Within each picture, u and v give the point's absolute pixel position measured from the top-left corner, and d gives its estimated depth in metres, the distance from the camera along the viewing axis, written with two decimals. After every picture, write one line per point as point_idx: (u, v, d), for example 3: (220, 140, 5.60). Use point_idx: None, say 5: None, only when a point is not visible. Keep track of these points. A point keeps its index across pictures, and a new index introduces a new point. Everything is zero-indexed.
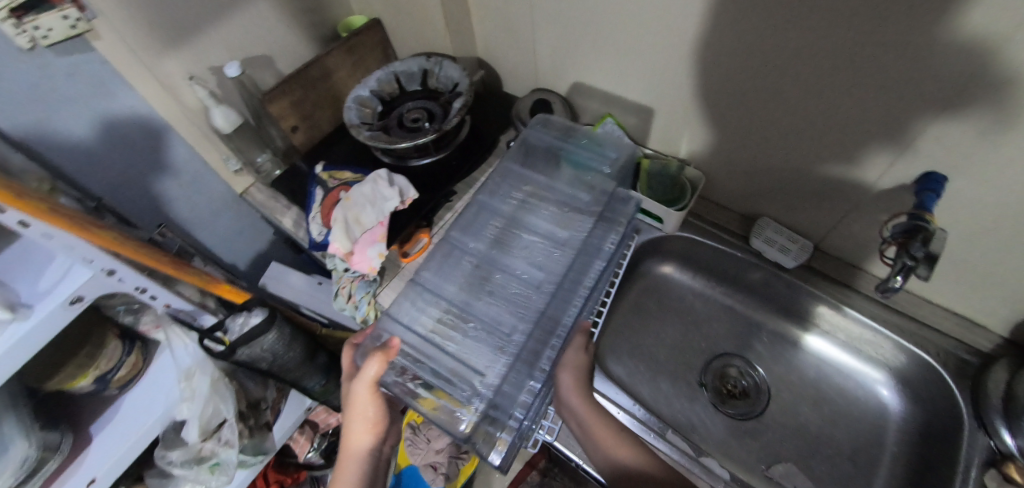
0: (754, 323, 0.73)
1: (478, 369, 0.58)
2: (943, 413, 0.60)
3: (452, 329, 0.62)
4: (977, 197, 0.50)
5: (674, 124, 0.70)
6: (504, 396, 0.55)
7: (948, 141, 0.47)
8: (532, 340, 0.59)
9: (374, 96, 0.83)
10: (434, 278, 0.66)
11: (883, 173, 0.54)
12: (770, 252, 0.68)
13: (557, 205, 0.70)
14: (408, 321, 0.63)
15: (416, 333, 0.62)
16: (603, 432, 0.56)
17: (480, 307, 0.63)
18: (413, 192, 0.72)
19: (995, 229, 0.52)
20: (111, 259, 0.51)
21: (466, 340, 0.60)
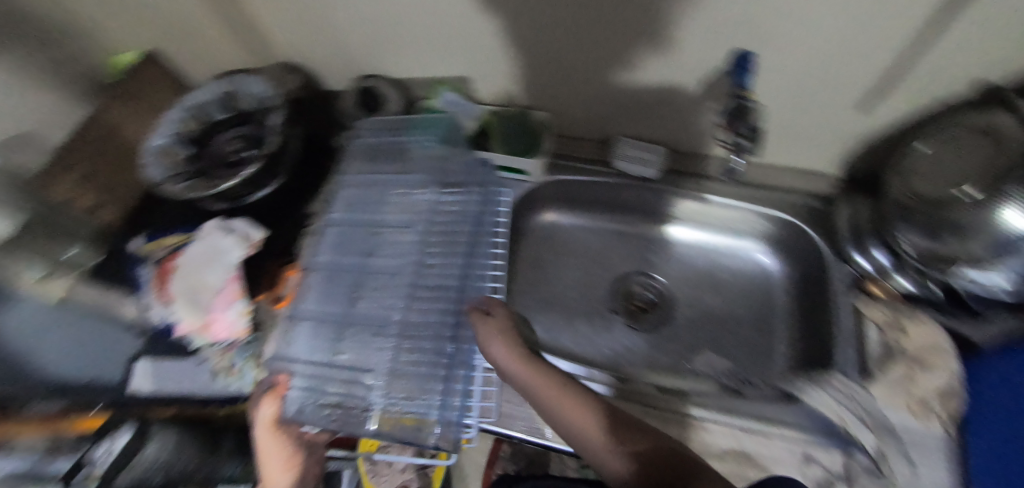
0: (641, 238, 0.75)
1: (376, 368, 0.55)
2: (810, 258, 0.66)
3: (339, 343, 0.57)
4: (778, 61, 0.54)
5: (508, 71, 0.67)
6: (413, 387, 0.53)
7: (737, 17, 0.49)
8: (418, 322, 0.57)
9: (177, 141, 0.70)
10: (308, 306, 0.60)
11: (698, 63, 0.56)
12: (634, 168, 0.69)
13: (410, 183, 0.66)
14: (294, 356, 0.56)
15: (307, 360, 0.56)
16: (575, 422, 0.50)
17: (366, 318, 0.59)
18: (257, 231, 0.64)
19: (800, 85, 0.56)
20: None
21: (360, 352, 0.56)
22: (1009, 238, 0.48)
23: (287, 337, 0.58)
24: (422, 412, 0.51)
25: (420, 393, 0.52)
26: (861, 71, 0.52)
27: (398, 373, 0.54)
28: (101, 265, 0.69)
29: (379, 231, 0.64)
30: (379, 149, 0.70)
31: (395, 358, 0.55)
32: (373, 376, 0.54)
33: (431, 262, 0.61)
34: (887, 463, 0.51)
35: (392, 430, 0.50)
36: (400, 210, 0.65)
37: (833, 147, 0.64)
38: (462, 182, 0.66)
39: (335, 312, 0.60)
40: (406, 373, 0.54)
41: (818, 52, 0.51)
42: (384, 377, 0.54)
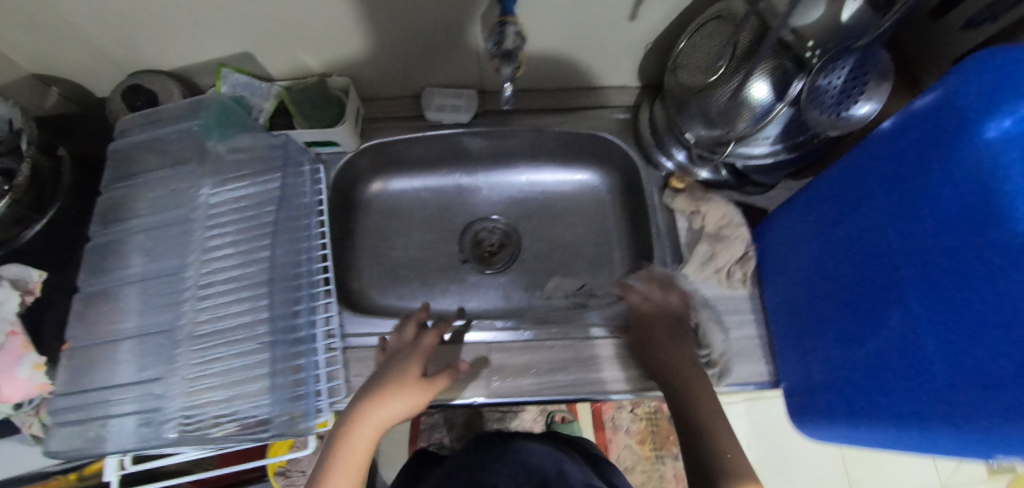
0: (475, 185, 0.75)
1: (192, 381, 0.50)
2: (626, 167, 0.70)
3: (141, 362, 0.51)
4: None
5: (286, 38, 0.62)
6: (240, 390, 0.51)
7: None
8: (233, 322, 0.53)
9: None
10: (113, 330, 0.53)
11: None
12: (446, 117, 0.68)
13: (194, 168, 0.58)
14: (117, 384, 0.50)
15: (107, 388, 0.50)
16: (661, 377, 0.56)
17: (170, 333, 0.51)
18: (35, 273, 0.57)
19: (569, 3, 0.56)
20: None
21: (167, 365, 0.50)
22: (756, 111, 0.51)
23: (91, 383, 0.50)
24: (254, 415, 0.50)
25: (249, 396, 0.51)
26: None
27: (221, 380, 0.51)
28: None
29: (171, 225, 0.56)
30: (155, 146, 0.61)
31: (212, 365, 0.51)
32: (186, 389, 0.50)
33: (241, 255, 0.56)
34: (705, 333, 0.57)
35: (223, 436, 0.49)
36: (186, 201, 0.57)
37: (623, 56, 0.66)
38: (261, 166, 0.61)
39: (140, 330, 0.52)
40: (228, 380, 0.51)
41: None
42: (206, 392, 0.50)
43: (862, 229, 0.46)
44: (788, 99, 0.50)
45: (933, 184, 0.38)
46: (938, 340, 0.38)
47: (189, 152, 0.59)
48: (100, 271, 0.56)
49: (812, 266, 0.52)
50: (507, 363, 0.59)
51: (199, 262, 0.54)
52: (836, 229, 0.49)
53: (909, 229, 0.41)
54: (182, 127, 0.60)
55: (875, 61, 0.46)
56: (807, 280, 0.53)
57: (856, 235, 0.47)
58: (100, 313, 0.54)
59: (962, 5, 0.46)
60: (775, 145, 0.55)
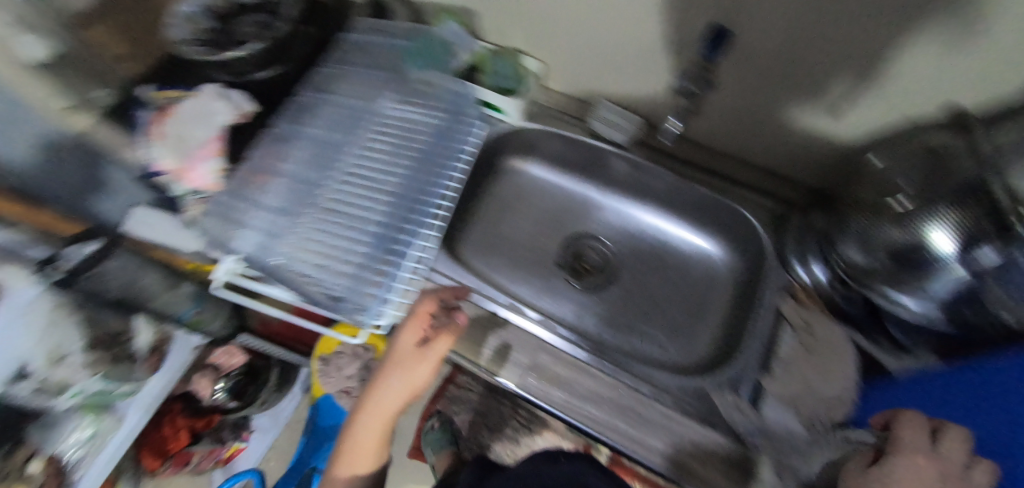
0: (600, 203, 0.76)
1: (313, 236, 0.60)
2: (754, 256, 0.67)
3: (291, 202, 0.63)
4: (759, 44, 0.54)
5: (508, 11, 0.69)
6: (337, 261, 0.59)
7: None
8: (363, 210, 0.62)
9: (203, 12, 0.74)
10: (277, 167, 0.64)
11: (682, 30, 0.56)
12: (604, 130, 0.71)
13: (398, 89, 0.70)
14: (265, 207, 0.62)
15: (256, 207, 0.62)
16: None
17: (319, 188, 0.64)
18: (249, 105, 0.68)
19: (779, 72, 0.55)
20: None
21: (307, 216, 0.62)
22: (928, 260, 0.47)
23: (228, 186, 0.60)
24: (333, 288, 0.57)
25: (337, 270, 0.59)
26: (841, 66, 0.52)
27: (329, 247, 0.60)
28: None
29: (359, 117, 0.69)
30: (378, 57, 0.73)
31: (331, 232, 0.61)
32: (306, 238, 0.60)
33: (393, 162, 0.65)
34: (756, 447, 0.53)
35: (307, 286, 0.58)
36: (379, 107, 0.69)
37: (809, 150, 0.63)
38: (440, 102, 0.70)
39: (299, 179, 0.64)
40: (335, 249, 0.60)
41: (788, 37, 0.51)
42: (313, 250, 0.59)
43: (1019, 433, 0.41)
44: (971, 258, 0.44)
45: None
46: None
47: (399, 77, 0.71)
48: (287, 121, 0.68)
49: None
50: (548, 368, 0.59)
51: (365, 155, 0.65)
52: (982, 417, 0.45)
53: None
54: (399, 55, 0.72)
55: None
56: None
57: None
58: (276, 151, 0.65)
59: None
60: (932, 304, 0.49)
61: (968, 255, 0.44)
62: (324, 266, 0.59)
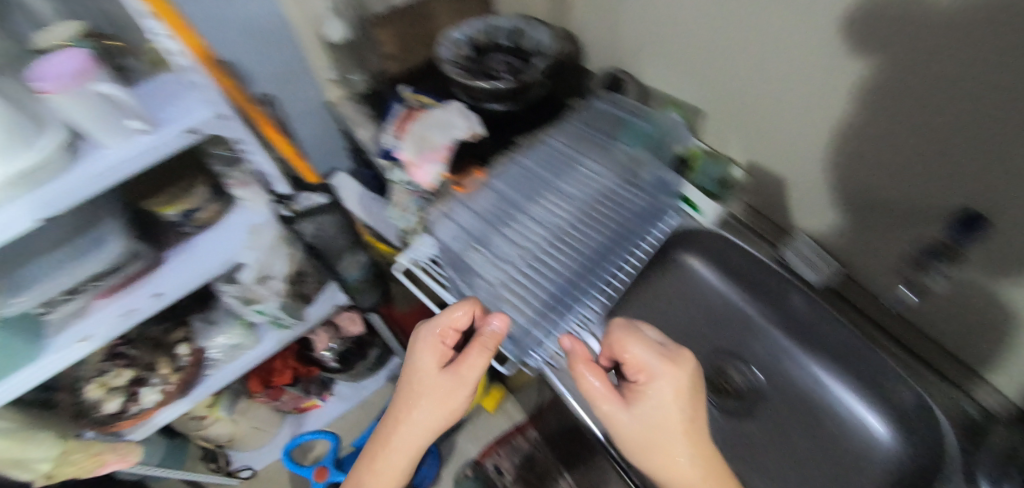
0: (761, 329, 0.73)
1: (507, 260, 0.67)
2: (929, 453, 0.61)
3: (498, 221, 0.70)
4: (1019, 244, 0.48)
5: (739, 122, 0.71)
6: (522, 293, 0.64)
7: (997, 182, 0.46)
8: (556, 255, 0.67)
9: (467, 40, 0.87)
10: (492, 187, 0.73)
11: (931, 203, 0.54)
12: (798, 264, 0.70)
13: (612, 156, 0.77)
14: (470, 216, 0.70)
15: (469, 214, 0.70)
16: (642, 414, 0.50)
17: (520, 217, 0.70)
18: (481, 129, 0.76)
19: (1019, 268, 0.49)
20: (215, 94, 0.62)
21: (509, 240, 0.68)
22: None
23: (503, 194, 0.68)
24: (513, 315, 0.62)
25: (520, 301, 0.64)
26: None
27: (519, 277, 0.65)
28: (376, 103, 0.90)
29: (573, 166, 0.77)
30: (603, 125, 0.80)
31: (524, 264, 0.67)
32: (502, 260, 0.66)
33: (592, 220, 0.71)
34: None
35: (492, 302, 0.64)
36: (592, 166, 0.76)
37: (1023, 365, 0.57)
38: (647, 183, 0.75)
39: (506, 203, 0.72)
40: (523, 280, 0.65)
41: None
42: (498, 271, 0.66)
43: None
44: None
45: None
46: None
47: (614, 152, 0.77)
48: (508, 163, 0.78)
49: None
50: None
51: (569, 203, 0.73)
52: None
53: None
54: (616, 131, 0.79)
55: None
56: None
57: None
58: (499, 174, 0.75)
59: None
60: None
61: None
62: (509, 292, 0.64)
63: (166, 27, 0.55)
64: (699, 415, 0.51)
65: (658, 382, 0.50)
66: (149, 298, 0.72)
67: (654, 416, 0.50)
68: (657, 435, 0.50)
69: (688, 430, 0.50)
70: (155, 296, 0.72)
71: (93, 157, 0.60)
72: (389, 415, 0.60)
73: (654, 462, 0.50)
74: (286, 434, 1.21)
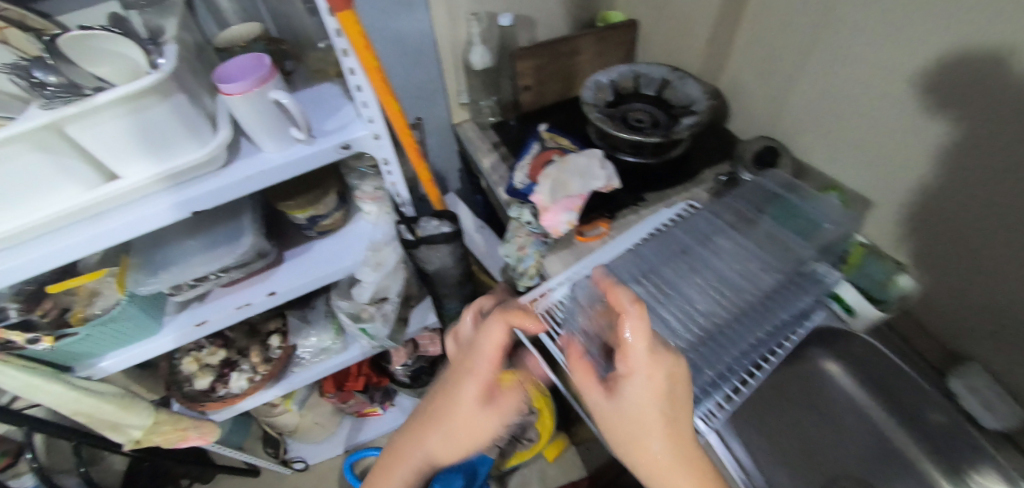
0: (907, 463, 0.65)
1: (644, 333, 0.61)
2: None
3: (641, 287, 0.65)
4: None
5: (921, 227, 0.64)
6: None
7: None
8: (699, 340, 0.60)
9: (611, 86, 0.85)
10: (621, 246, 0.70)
11: None
12: (969, 400, 0.63)
13: (769, 239, 0.69)
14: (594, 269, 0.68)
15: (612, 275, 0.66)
16: (621, 408, 0.43)
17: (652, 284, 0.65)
18: (617, 182, 0.73)
19: None
20: (377, 114, 0.61)
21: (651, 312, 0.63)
22: None
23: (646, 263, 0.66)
24: None
25: None
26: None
27: None
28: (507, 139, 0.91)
29: (726, 242, 0.69)
30: (752, 201, 0.73)
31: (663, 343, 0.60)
32: None
33: (742, 308, 0.63)
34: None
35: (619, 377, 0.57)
36: (746, 243, 0.69)
37: None
38: (807, 277, 0.65)
39: (639, 264, 0.67)
40: None
41: None
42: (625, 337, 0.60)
43: None
44: None
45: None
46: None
47: (766, 232, 0.69)
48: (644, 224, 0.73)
49: None
50: None
51: (719, 285, 0.65)
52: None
53: None
54: (763, 207, 0.72)
55: None
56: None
57: None
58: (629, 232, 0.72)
59: None
60: None
61: None
62: None
63: (352, 49, 0.55)
64: (680, 409, 0.44)
65: (637, 376, 0.42)
66: (263, 296, 0.72)
67: (631, 411, 0.43)
68: (632, 427, 0.43)
69: (665, 425, 0.43)
70: (268, 295, 0.72)
71: (250, 158, 0.61)
72: (403, 433, 0.61)
73: (631, 454, 0.45)
74: (340, 437, 1.20)
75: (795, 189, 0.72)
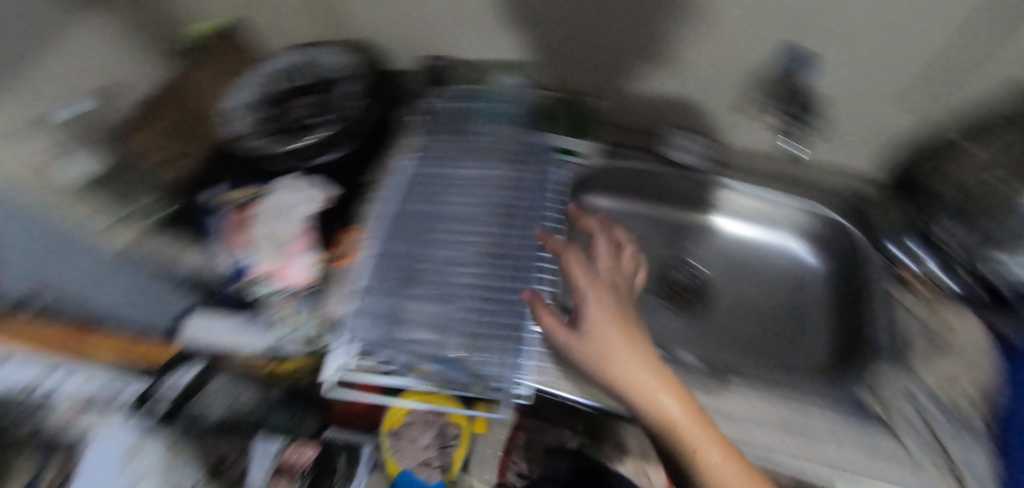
0: (677, 228, 0.78)
1: (444, 316, 0.57)
2: (843, 253, 0.70)
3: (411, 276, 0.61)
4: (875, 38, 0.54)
5: (585, 54, 0.71)
6: (478, 338, 0.56)
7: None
8: (488, 277, 0.61)
9: (253, 100, 0.69)
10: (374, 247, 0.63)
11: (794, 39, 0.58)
12: (677, 154, 0.76)
13: (478, 154, 0.71)
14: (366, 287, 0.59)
15: (380, 286, 0.60)
16: (580, 336, 0.50)
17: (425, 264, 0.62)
18: (327, 189, 0.67)
19: (875, 63, 0.57)
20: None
21: (433, 291, 0.60)
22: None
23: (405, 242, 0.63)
24: (488, 367, 0.53)
25: (483, 345, 0.55)
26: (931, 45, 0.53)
27: (470, 322, 0.57)
28: (179, 214, 0.63)
29: (450, 184, 0.69)
30: (444, 128, 0.74)
31: (465, 305, 0.58)
32: (439, 319, 0.57)
33: (504, 226, 0.65)
34: (945, 444, 0.52)
35: (462, 361, 0.53)
36: (461, 172, 0.70)
37: (879, 157, 0.69)
38: (526, 159, 0.71)
39: (398, 260, 0.62)
40: (475, 321, 0.57)
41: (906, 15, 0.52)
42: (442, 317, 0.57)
43: None
44: None
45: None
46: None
47: (473, 146, 0.72)
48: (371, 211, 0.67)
49: None
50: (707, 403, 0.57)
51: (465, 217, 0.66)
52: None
53: None
54: (459, 124, 0.74)
55: None
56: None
57: None
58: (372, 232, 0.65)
59: None
60: None
61: None
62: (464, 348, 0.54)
63: None
64: (636, 332, 0.51)
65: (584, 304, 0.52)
66: None
67: (591, 338, 0.50)
68: (599, 354, 0.49)
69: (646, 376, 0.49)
70: None
71: None
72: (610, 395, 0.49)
73: (617, 377, 0.48)
74: None
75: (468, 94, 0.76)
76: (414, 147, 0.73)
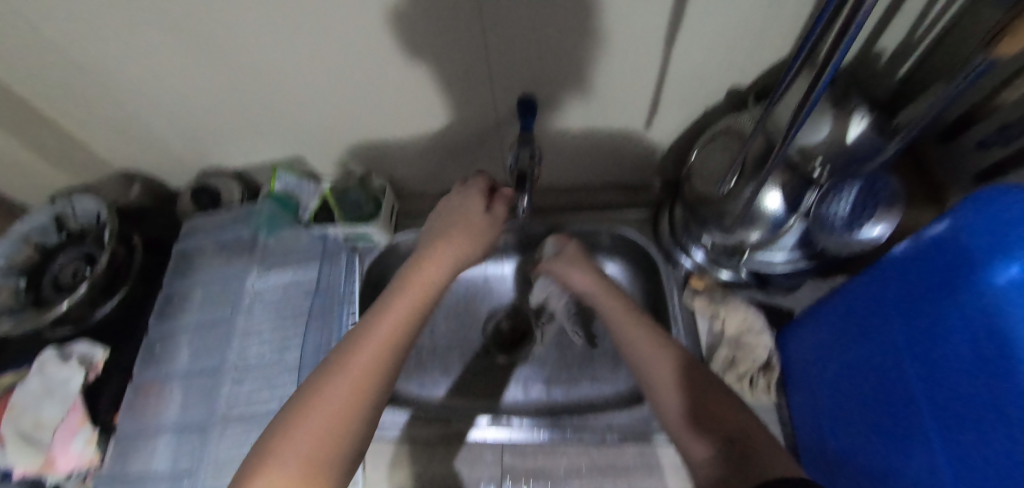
0: (498, 274, 0.79)
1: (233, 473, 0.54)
2: (644, 264, 0.74)
3: (196, 443, 0.57)
4: (564, 87, 0.59)
5: (344, 148, 0.71)
6: None
7: (522, 57, 0.54)
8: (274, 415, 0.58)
9: (9, 274, 0.68)
10: (155, 424, 0.59)
11: (507, 100, 0.61)
12: None
13: (254, 278, 0.67)
14: (157, 472, 0.56)
15: (166, 470, 0.56)
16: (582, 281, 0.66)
17: (213, 421, 0.57)
18: (100, 350, 0.64)
19: (581, 104, 0.61)
20: None
21: (225, 447, 0.56)
22: (771, 221, 0.52)
23: (189, 413, 0.58)
24: None
25: None
26: (642, 72, 0.56)
27: None
28: None
29: (229, 323, 0.64)
30: (219, 253, 0.68)
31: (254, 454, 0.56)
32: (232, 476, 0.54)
33: (292, 349, 0.62)
34: None
35: None
36: (236, 304, 0.65)
37: (641, 167, 0.73)
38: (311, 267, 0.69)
39: (184, 430, 0.58)
40: None
41: (578, 65, 0.55)
42: None
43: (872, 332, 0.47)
44: (800, 211, 0.51)
45: (987, 301, 0.35)
46: (958, 459, 0.37)
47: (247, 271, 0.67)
48: (148, 377, 0.61)
49: (841, 395, 0.51)
50: (522, 465, 0.59)
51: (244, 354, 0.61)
52: (861, 356, 0.48)
53: (933, 352, 0.39)
54: (234, 246, 0.69)
55: (884, 189, 0.50)
56: (837, 421, 0.52)
57: (902, 300, 0.42)
58: (150, 403, 0.60)
59: (972, 128, 0.47)
60: (792, 252, 0.55)
61: (796, 207, 0.51)
62: None
63: None
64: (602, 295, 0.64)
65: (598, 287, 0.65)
66: None
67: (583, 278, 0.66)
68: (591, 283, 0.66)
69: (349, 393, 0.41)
70: None
71: None
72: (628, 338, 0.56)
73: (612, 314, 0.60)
74: None
75: (237, 219, 0.70)
76: (186, 285, 0.67)
